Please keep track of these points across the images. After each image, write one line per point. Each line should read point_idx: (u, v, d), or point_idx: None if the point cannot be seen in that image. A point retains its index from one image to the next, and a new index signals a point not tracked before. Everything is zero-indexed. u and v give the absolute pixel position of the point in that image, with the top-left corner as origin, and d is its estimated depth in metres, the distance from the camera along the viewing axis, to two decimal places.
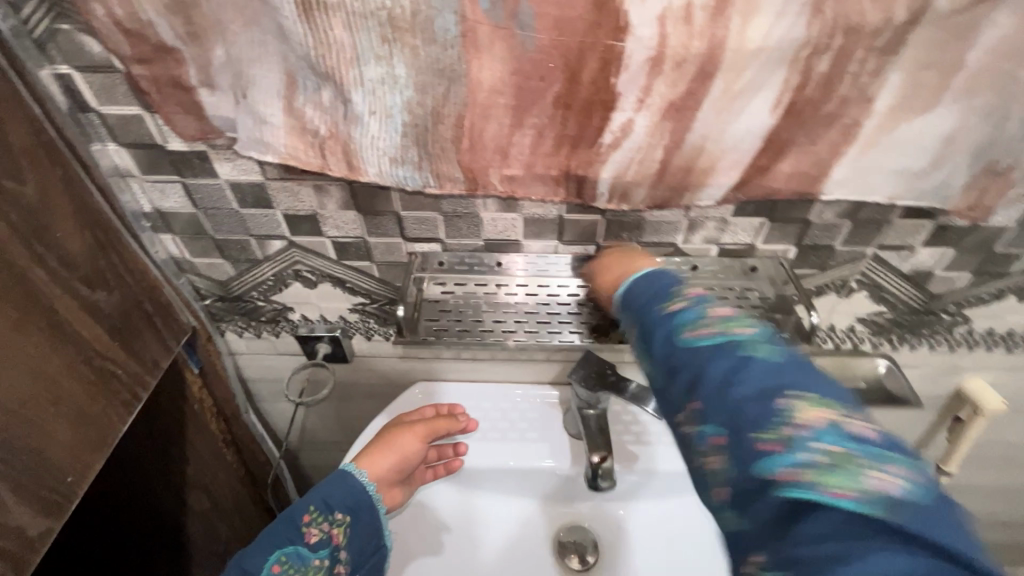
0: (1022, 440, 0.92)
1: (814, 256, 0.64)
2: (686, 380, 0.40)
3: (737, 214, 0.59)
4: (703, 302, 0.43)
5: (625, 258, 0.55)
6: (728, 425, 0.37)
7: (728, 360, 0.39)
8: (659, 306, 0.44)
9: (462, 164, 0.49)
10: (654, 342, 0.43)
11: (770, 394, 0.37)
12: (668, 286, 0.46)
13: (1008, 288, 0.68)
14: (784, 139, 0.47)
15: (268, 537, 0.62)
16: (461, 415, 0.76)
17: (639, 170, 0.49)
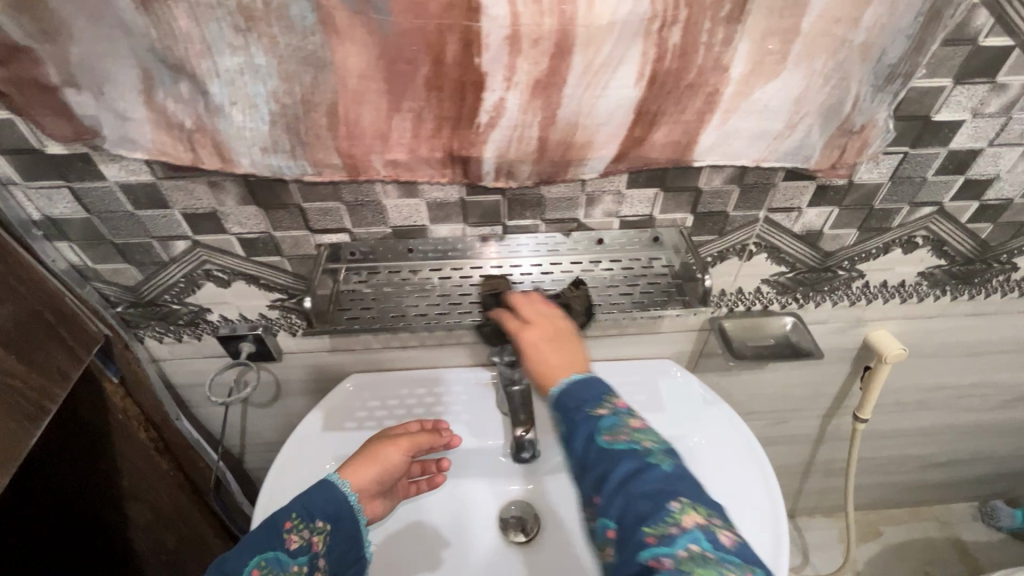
0: (927, 380, 0.99)
1: (711, 223, 0.67)
2: (593, 476, 0.47)
3: (630, 185, 0.62)
4: (625, 412, 0.50)
5: (544, 347, 0.55)
6: (622, 517, 0.45)
7: (635, 463, 0.46)
8: (586, 407, 0.49)
9: (342, 150, 0.49)
10: (573, 439, 0.49)
11: (661, 496, 0.45)
12: (596, 385, 0.51)
13: (894, 242, 0.73)
14: (651, 111, 0.49)
15: (250, 541, 0.59)
16: (445, 431, 0.76)
17: (519, 147, 0.51)
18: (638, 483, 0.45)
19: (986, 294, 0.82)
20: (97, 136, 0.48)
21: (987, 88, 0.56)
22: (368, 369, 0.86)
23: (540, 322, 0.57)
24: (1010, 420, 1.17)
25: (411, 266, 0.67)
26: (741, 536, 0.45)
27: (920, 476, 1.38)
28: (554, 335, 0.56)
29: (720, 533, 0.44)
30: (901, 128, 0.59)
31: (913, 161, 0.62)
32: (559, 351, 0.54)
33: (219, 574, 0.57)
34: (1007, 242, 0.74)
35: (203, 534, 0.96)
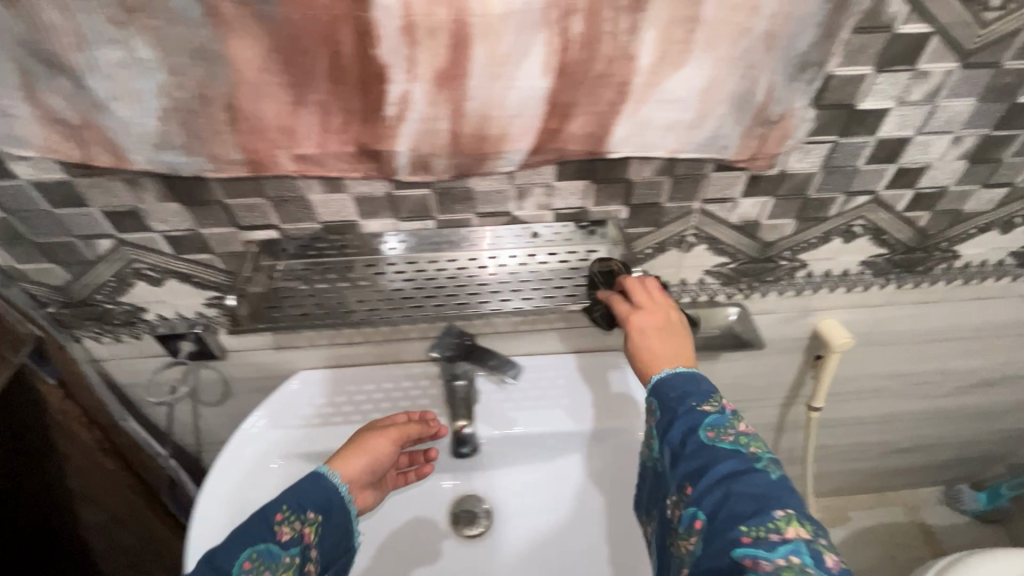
0: (881, 368, 1.00)
1: (646, 215, 0.67)
2: (690, 466, 0.53)
3: (560, 177, 0.61)
4: (731, 417, 0.55)
5: (654, 336, 0.61)
6: (716, 508, 0.49)
7: (738, 463, 0.51)
8: (691, 402, 0.56)
9: (247, 145, 0.48)
10: (674, 427, 0.55)
11: (759, 499, 0.49)
12: (701, 388, 0.57)
13: (832, 232, 0.73)
14: (563, 102, 0.49)
15: (238, 533, 0.59)
16: (432, 420, 0.75)
17: (430, 140, 0.50)
18: (738, 483, 0.50)
19: (931, 282, 0.83)
20: None
21: (909, 76, 0.56)
22: (317, 365, 0.86)
23: (655, 311, 0.63)
24: (968, 407, 1.18)
25: (347, 262, 0.67)
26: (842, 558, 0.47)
27: (884, 462, 1.39)
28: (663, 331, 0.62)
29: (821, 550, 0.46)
30: (827, 117, 0.58)
31: (844, 151, 0.62)
32: (666, 342, 0.61)
33: (207, 568, 0.56)
34: (945, 231, 0.74)
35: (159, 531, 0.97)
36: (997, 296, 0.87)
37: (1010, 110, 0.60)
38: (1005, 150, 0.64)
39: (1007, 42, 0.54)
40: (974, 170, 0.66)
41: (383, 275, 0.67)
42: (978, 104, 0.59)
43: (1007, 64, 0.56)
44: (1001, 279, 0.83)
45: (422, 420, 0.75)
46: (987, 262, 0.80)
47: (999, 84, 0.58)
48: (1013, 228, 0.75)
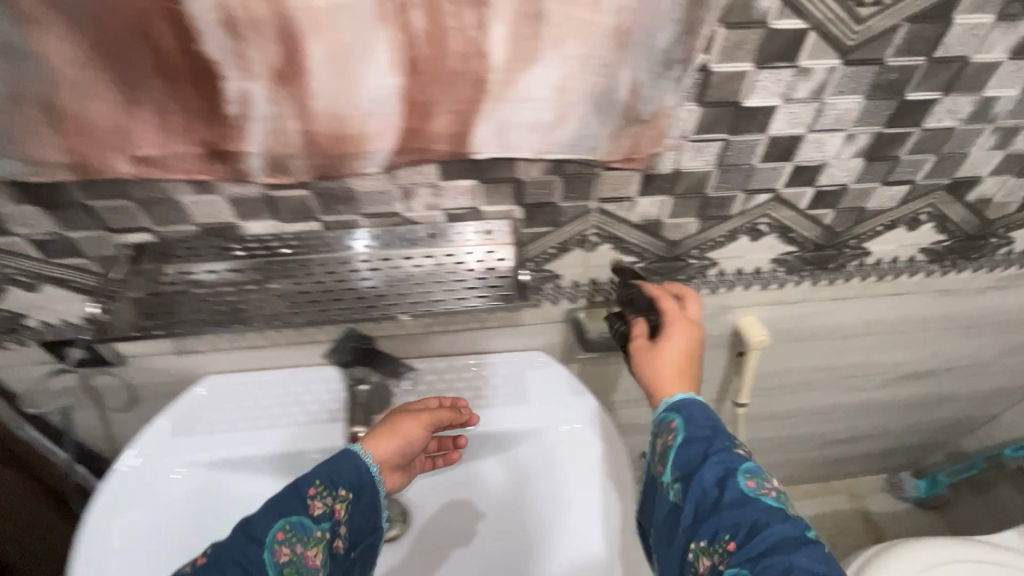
0: (806, 362, 1.01)
1: (542, 214, 0.65)
2: (734, 518, 0.52)
3: (445, 177, 0.59)
4: (762, 473, 0.56)
5: (667, 356, 0.64)
6: (770, 572, 0.48)
7: (785, 526, 0.51)
8: (728, 452, 0.56)
9: (80, 146, 0.45)
10: (709, 471, 0.55)
11: (814, 569, 0.48)
12: (729, 439, 0.58)
13: (738, 229, 0.72)
14: (421, 100, 0.47)
15: (273, 503, 0.58)
16: (463, 408, 0.75)
17: (282, 141, 0.47)
18: (790, 542, 0.49)
19: (845, 279, 0.82)
20: None
21: (791, 72, 0.54)
22: (226, 370, 0.83)
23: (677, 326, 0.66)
24: (900, 398, 1.19)
25: (236, 265, 0.64)
26: None
27: (825, 453, 1.41)
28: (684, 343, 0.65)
29: None
30: (714, 114, 0.57)
31: (736, 149, 0.61)
32: (675, 359, 0.64)
33: (243, 534, 0.56)
34: (851, 228, 0.74)
35: (64, 529, 0.96)
36: (913, 291, 0.87)
37: (900, 108, 0.59)
38: (900, 148, 0.64)
39: (886, 39, 0.53)
40: (872, 168, 0.66)
41: (275, 278, 0.65)
42: (867, 101, 0.58)
43: (890, 61, 0.55)
44: (914, 275, 0.84)
45: (453, 406, 0.75)
46: (898, 258, 0.80)
47: (885, 81, 0.57)
48: (920, 225, 0.75)
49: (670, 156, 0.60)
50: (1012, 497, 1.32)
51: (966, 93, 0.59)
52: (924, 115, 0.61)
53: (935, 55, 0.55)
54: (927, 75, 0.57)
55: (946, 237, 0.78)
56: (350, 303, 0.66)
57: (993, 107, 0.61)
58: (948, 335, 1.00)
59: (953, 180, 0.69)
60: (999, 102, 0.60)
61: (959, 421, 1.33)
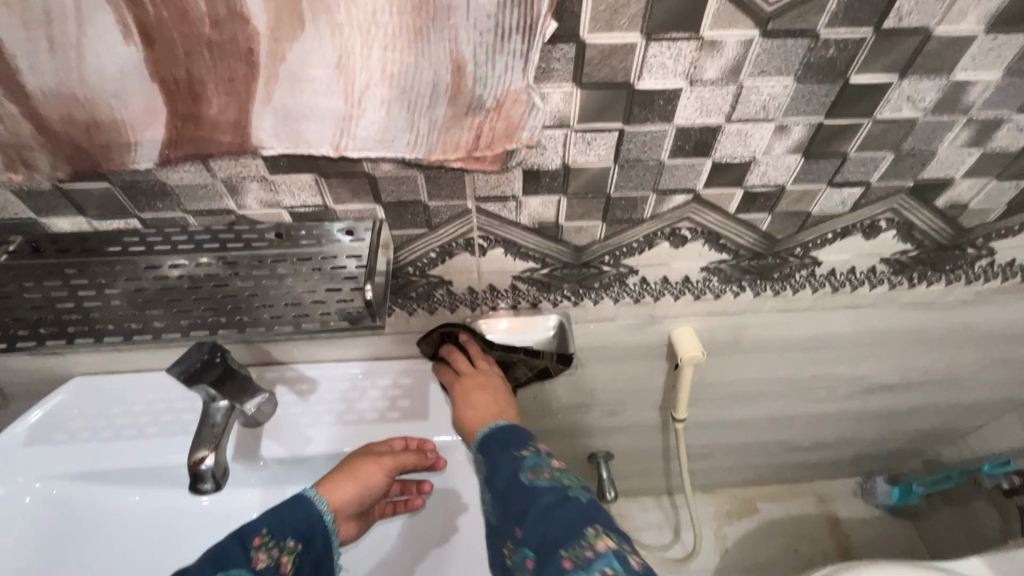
0: (755, 372, 0.90)
1: (410, 214, 0.54)
2: (516, 508, 0.51)
3: (275, 170, 0.49)
4: (546, 457, 0.56)
5: (471, 398, 0.64)
6: (540, 542, 0.48)
7: (554, 496, 0.51)
8: (512, 450, 0.56)
9: None
10: (496, 473, 0.55)
11: (576, 524, 0.48)
12: (520, 437, 0.59)
13: (657, 234, 0.60)
14: (180, 78, 0.36)
15: (210, 555, 0.52)
16: (430, 452, 0.67)
17: (8, 126, 0.37)
18: (558, 511, 0.49)
19: (794, 290, 0.71)
20: None
21: (693, 47, 0.42)
22: (96, 371, 0.75)
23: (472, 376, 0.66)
24: (869, 409, 1.08)
25: (59, 266, 0.55)
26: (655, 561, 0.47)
27: (791, 459, 1.31)
28: (487, 389, 0.65)
29: (631, 558, 0.46)
30: (600, 99, 0.45)
31: (637, 141, 0.49)
32: (481, 400, 0.64)
33: None
34: (795, 235, 0.62)
35: None
36: (875, 304, 0.76)
37: (843, 94, 0.47)
38: (847, 142, 0.52)
39: (816, 3, 0.41)
40: (814, 166, 0.54)
41: (110, 281, 0.55)
42: (798, 84, 0.46)
43: (824, 33, 0.43)
44: (876, 287, 0.72)
45: (419, 450, 0.67)
46: (855, 269, 0.69)
47: (820, 59, 0.44)
48: (880, 233, 0.63)
49: (552, 148, 0.49)
50: (988, 514, 1.23)
51: (928, 76, 0.46)
52: (875, 103, 0.48)
53: (884, 26, 0.43)
54: (874, 52, 0.44)
55: (913, 247, 0.66)
56: (199, 306, 0.56)
57: (966, 95, 0.48)
58: (920, 349, 0.88)
59: (918, 182, 0.57)
60: (973, 89, 0.48)
61: (936, 432, 1.22)
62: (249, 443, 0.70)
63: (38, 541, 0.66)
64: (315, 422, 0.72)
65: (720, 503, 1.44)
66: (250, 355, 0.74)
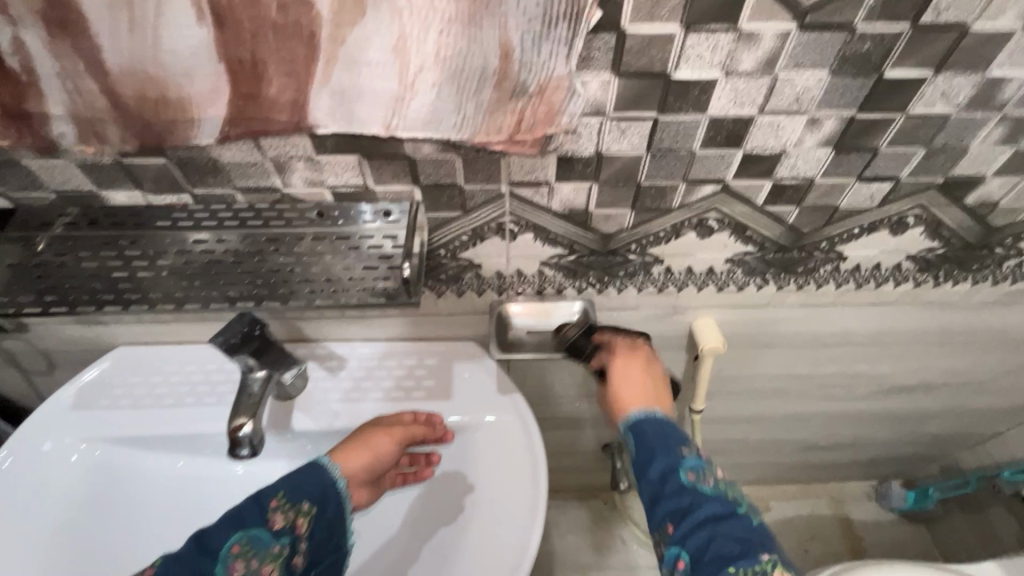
0: (775, 367, 0.90)
1: (445, 197, 0.56)
2: (674, 505, 0.50)
3: (321, 150, 0.51)
4: (707, 460, 0.53)
5: (625, 378, 0.61)
6: (703, 552, 0.47)
7: (722, 507, 0.49)
8: (671, 441, 0.54)
9: None
10: (654, 463, 0.52)
11: (748, 547, 0.47)
12: (676, 431, 0.55)
13: (684, 224, 0.61)
14: (244, 60, 0.38)
15: (231, 512, 0.55)
16: (439, 424, 0.70)
17: (84, 102, 0.40)
18: (725, 526, 0.48)
19: (817, 285, 0.72)
20: None
21: (731, 38, 0.43)
22: (137, 341, 0.79)
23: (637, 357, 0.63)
24: (888, 410, 1.08)
25: (114, 237, 0.58)
26: None
27: (807, 458, 1.31)
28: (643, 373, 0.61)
29: None
30: (637, 88, 0.46)
31: (670, 131, 0.51)
32: (636, 382, 0.60)
33: (196, 548, 0.52)
34: (822, 228, 0.63)
35: None
36: (898, 302, 0.76)
37: (877, 89, 0.48)
38: (878, 137, 0.52)
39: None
40: (843, 160, 0.54)
41: (160, 254, 0.58)
42: (833, 77, 0.47)
43: (861, 27, 0.44)
44: (901, 284, 0.72)
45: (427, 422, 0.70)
46: (880, 265, 0.69)
47: (855, 53, 0.45)
48: (907, 229, 0.64)
49: (587, 135, 0.50)
50: (1006, 521, 1.21)
51: (963, 72, 0.47)
52: (909, 97, 0.49)
53: (921, 21, 0.43)
54: (911, 46, 0.45)
55: (940, 244, 0.66)
56: (244, 280, 0.59)
57: (1001, 91, 0.49)
58: (943, 349, 0.88)
59: (948, 179, 0.57)
60: (1009, 85, 0.48)
61: (956, 436, 1.21)
62: (280, 415, 0.73)
63: (82, 501, 0.69)
64: (344, 398, 0.74)
65: None
66: (283, 332, 0.77)
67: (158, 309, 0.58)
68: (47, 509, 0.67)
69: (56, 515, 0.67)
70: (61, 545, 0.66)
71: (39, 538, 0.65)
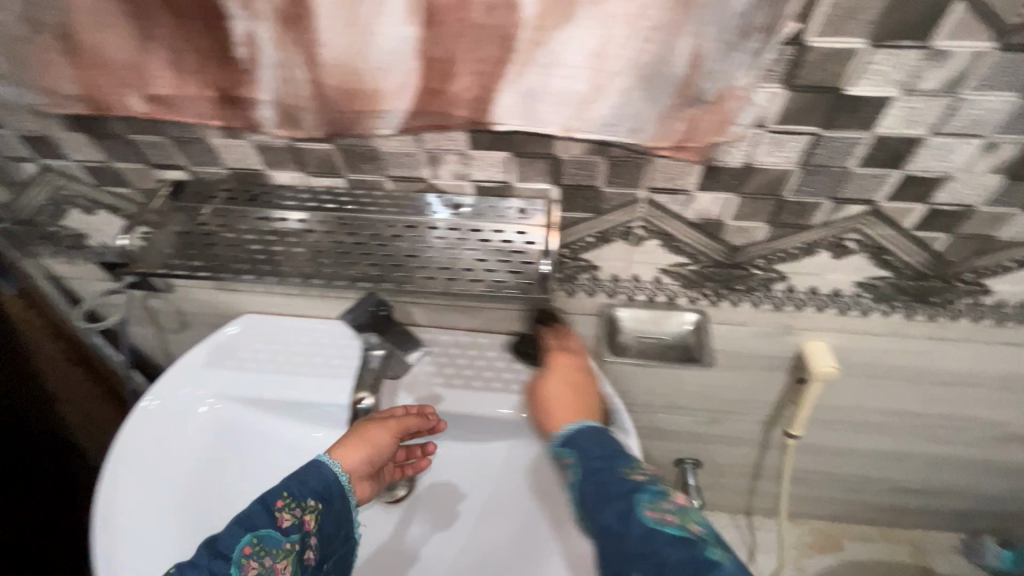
0: (882, 399, 0.85)
1: (581, 199, 0.58)
2: (641, 557, 0.45)
3: (475, 145, 0.53)
4: (660, 492, 0.50)
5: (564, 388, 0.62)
6: None
7: (693, 551, 0.44)
8: (619, 475, 0.51)
9: (83, 82, 0.45)
10: (607, 509, 0.49)
11: None
12: (624, 461, 0.53)
13: (818, 243, 0.60)
14: (441, 58, 0.41)
15: (239, 515, 0.53)
16: (431, 414, 0.69)
17: (291, 90, 0.44)
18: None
19: (950, 318, 0.68)
20: None
21: (919, 56, 0.42)
22: (263, 310, 0.85)
23: (574, 356, 0.65)
24: (1000, 460, 1.00)
25: (272, 213, 0.63)
26: None
27: (893, 500, 1.22)
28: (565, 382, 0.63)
29: None
30: (805, 102, 0.46)
31: (828, 148, 0.50)
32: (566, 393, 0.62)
33: (205, 553, 0.50)
34: (970, 259, 0.60)
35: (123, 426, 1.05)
36: None
37: None
38: None
39: None
40: (1011, 188, 0.52)
41: (309, 231, 0.62)
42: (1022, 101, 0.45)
43: None
44: None
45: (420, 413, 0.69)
46: None
47: None
48: None
49: (741, 147, 0.50)
50: None
51: None
52: None
53: None
54: None
55: None
56: (384, 263, 0.61)
57: None
58: None
59: None
60: None
61: None
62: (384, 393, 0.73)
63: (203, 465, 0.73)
64: None
65: (802, 534, 1.37)
66: None
67: (286, 280, 0.60)
68: (175, 477, 0.71)
69: (183, 481, 0.71)
70: (190, 509, 0.69)
71: (168, 506, 0.68)
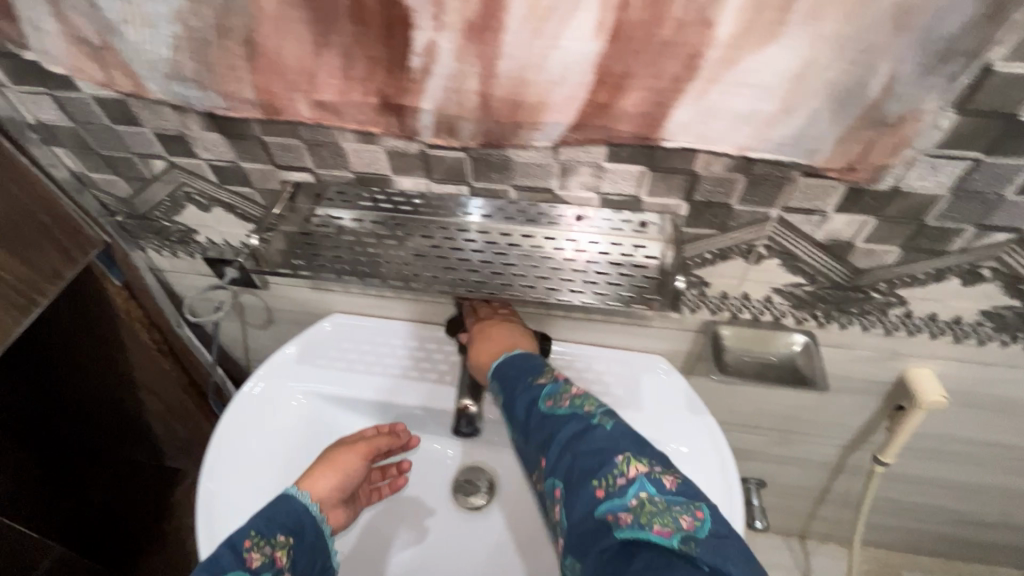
0: (977, 429, 0.82)
1: (709, 215, 0.57)
2: (539, 437, 0.51)
3: (612, 159, 0.53)
4: (564, 383, 0.56)
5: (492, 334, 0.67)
6: (568, 471, 0.47)
7: (576, 424, 0.50)
8: (528, 379, 0.58)
9: (258, 85, 0.49)
10: (516, 403, 0.56)
11: (604, 452, 0.46)
12: (536, 367, 0.60)
13: (950, 269, 0.58)
14: (617, 72, 0.42)
15: (204, 564, 0.52)
16: (401, 432, 0.75)
17: (456, 99, 0.46)
18: (582, 441, 0.48)
19: None
20: (88, 48, 0.51)
21: None
22: (352, 310, 0.83)
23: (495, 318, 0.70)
24: None
25: (387, 219, 0.65)
26: (686, 478, 0.45)
27: (963, 533, 1.18)
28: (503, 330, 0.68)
29: (663, 477, 0.44)
30: (976, 126, 0.44)
31: (987, 174, 0.48)
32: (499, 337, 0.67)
33: None
34: None
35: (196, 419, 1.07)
36: None
37: None
38: None
39: None
40: None
41: (423, 236, 0.64)
42: None
43: None
44: None
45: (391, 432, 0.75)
46: None
47: None
48: None
49: (897, 171, 0.48)
50: None
51: None
52: None
53: None
54: None
55: None
56: (503, 272, 0.63)
57: None
58: None
59: None
60: None
61: None
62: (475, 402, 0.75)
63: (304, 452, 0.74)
64: None
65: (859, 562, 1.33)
66: None
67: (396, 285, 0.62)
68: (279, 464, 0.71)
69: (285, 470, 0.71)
70: None
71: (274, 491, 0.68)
